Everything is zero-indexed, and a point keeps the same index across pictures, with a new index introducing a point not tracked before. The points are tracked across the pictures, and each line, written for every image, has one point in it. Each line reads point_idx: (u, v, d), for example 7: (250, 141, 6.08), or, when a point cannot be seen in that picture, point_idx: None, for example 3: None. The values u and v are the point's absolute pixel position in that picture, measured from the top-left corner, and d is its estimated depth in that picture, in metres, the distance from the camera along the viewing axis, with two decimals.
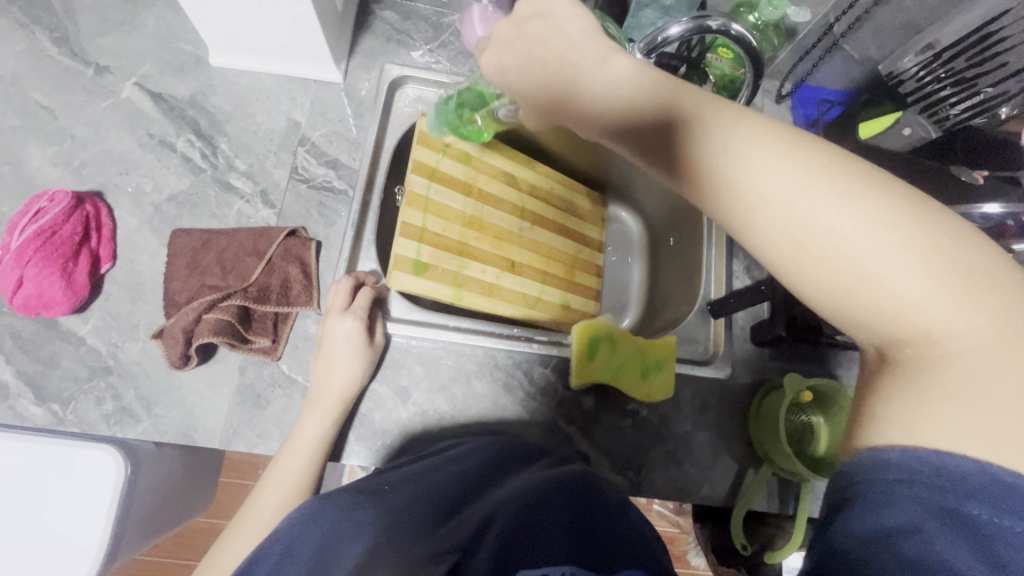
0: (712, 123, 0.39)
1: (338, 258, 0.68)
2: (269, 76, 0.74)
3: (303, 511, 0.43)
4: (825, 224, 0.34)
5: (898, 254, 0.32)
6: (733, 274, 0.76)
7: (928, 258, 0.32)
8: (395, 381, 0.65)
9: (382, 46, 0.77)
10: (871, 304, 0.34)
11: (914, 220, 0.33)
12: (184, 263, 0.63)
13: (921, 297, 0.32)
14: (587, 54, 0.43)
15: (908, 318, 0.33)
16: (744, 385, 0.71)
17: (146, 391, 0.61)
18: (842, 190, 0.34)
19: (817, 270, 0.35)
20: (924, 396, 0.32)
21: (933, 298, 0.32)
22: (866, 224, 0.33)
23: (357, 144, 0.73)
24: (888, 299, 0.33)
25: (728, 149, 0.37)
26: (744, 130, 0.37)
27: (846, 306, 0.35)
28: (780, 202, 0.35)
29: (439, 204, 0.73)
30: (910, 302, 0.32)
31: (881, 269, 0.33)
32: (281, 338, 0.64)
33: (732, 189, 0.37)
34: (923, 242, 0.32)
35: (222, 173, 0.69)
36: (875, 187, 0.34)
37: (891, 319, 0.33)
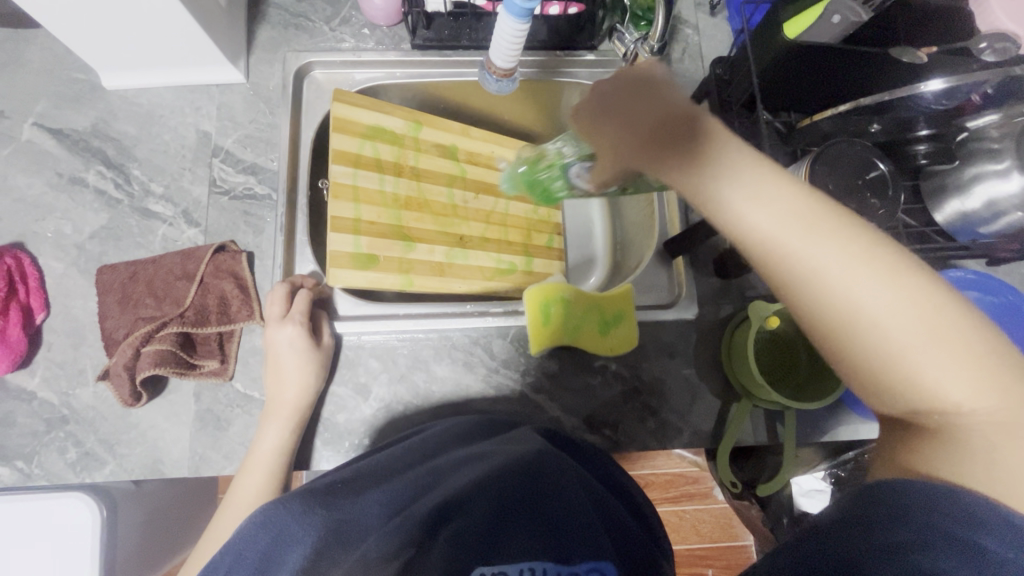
0: (777, 202, 0.36)
1: (273, 266, 0.65)
2: (169, 89, 0.70)
3: (254, 517, 0.41)
4: (872, 314, 0.34)
5: (937, 352, 0.34)
6: (689, 207, 0.72)
7: (961, 347, 0.34)
8: (354, 379, 0.64)
9: (281, 34, 0.73)
10: (904, 388, 0.35)
11: (959, 321, 0.34)
12: (114, 298, 0.62)
13: (955, 390, 0.34)
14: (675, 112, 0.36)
15: (935, 402, 0.34)
16: (715, 321, 0.68)
17: (105, 433, 0.61)
18: (891, 281, 0.34)
19: (858, 353, 0.35)
20: (958, 454, 0.34)
21: (961, 383, 0.34)
22: (916, 323, 0.34)
23: (273, 144, 0.69)
24: (922, 387, 0.34)
25: (793, 236, 0.35)
26: (806, 215, 0.35)
27: (879, 384, 0.36)
28: (840, 297, 0.35)
29: (369, 191, 0.70)
30: (943, 392, 0.34)
31: (920, 360, 0.34)
32: (230, 357, 0.63)
33: (781, 269, 0.36)
34: (962, 343, 0.34)
35: (140, 201, 0.67)
36: (929, 286, 0.34)
37: (923, 404, 0.35)
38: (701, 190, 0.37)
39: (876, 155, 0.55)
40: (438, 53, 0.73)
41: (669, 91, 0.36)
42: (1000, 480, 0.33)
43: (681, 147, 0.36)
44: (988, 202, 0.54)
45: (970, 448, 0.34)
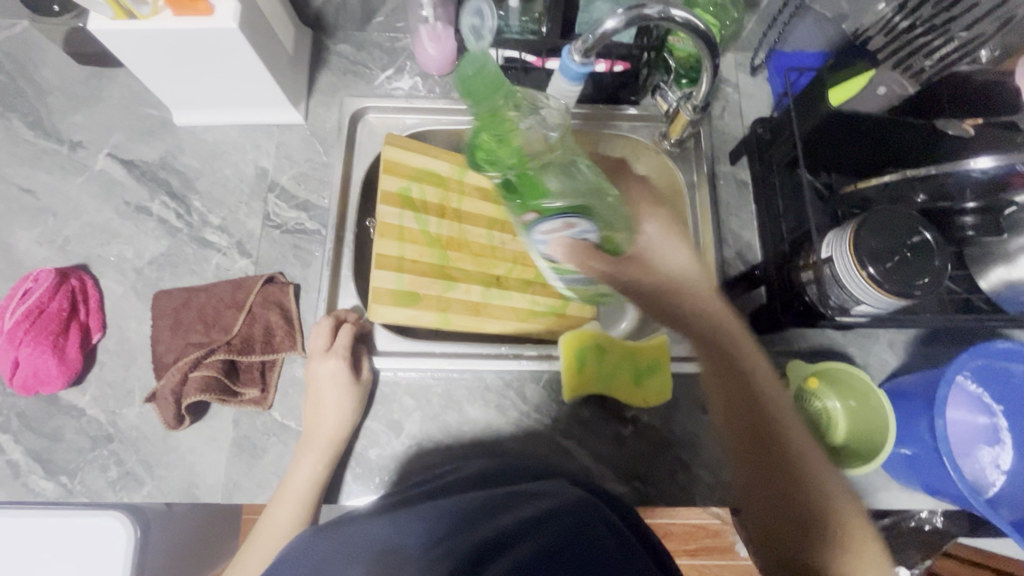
0: (749, 343, 0.64)
1: (317, 299, 0.68)
2: (233, 127, 0.75)
3: (303, 535, 0.43)
4: (772, 401, 0.61)
5: (813, 470, 0.57)
6: (725, 262, 0.72)
7: (844, 506, 0.55)
8: (389, 415, 0.65)
9: (340, 80, 0.77)
10: (790, 499, 0.56)
11: (840, 480, 0.57)
12: (167, 323, 0.64)
13: (823, 519, 0.54)
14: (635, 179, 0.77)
15: (801, 462, 0.58)
16: None
17: (146, 454, 0.62)
18: (781, 400, 0.61)
19: (761, 432, 0.60)
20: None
21: (830, 511, 0.55)
22: (807, 449, 0.58)
23: (325, 182, 0.73)
24: (809, 501, 0.56)
25: (746, 352, 0.64)
26: (770, 369, 0.63)
27: (771, 472, 0.58)
28: (764, 401, 0.61)
29: (414, 231, 0.73)
30: (820, 515, 0.54)
31: (801, 451, 0.58)
32: (270, 386, 0.64)
33: (726, 351, 0.64)
34: (837, 492, 0.56)
35: (198, 230, 0.70)
36: (824, 454, 0.59)
37: (804, 517, 0.55)
38: (648, 272, 0.69)
39: (920, 224, 0.53)
40: None
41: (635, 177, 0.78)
42: None
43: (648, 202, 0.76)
44: None
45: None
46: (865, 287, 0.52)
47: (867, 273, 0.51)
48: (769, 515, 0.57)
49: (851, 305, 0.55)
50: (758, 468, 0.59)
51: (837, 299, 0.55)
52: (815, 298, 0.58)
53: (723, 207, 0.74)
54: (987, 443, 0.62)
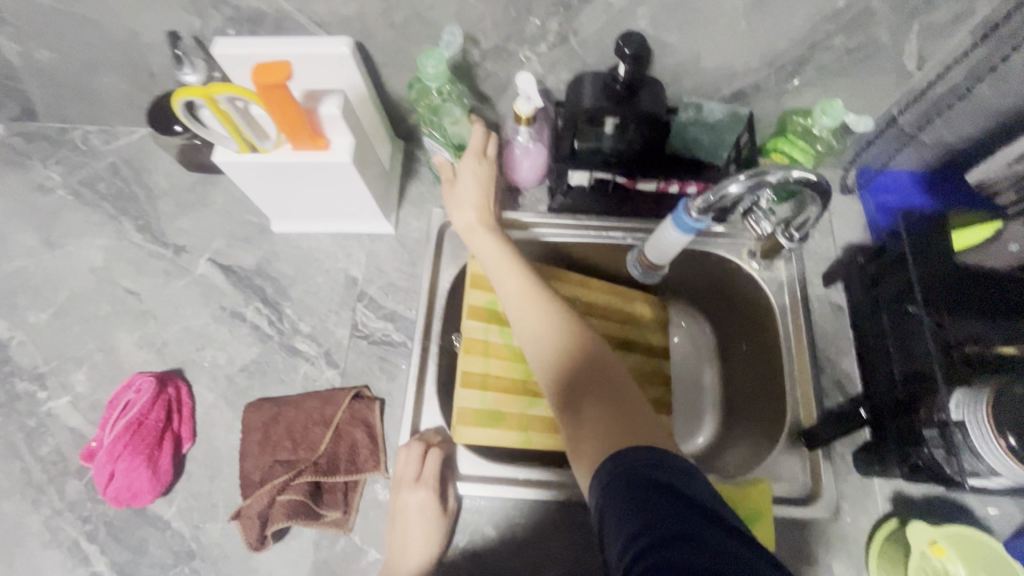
0: (518, 305, 0.58)
1: (402, 417, 0.67)
2: (325, 234, 0.77)
3: None
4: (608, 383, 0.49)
5: (620, 380, 0.50)
6: (822, 391, 0.68)
7: (616, 401, 0.47)
8: (471, 545, 0.63)
9: (429, 191, 0.79)
10: (593, 421, 0.46)
11: (612, 373, 0.50)
12: (256, 438, 0.65)
13: (632, 416, 0.46)
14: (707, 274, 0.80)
15: (643, 423, 0.46)
16: (856, 526, 0.62)
17: (226, 574, 0.61)
18: (611, 363, 0.51)
19: (555, 368, 0.53)
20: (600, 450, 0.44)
21: (627, 408, 0.46)
22: (590, 349, 0.53)
23: (412, 293, 0.74)
24: (615, 409, 0.47)
25: (522, 306, 0.58)
26: (538, 312, 0.56)
27: (581, 404, 0.49)
28: (541, 331, 0.55)
29: (497, 345, 0.72)
30: (628, 419, 0.45)
31: (619, 398, 0.48)
32: (352, 508, 0.63)
33: (517, 321, 0.57)
34: (617, 386, 0.49)
35: (288, 338, 0.72)
36: (596, 353, 0.52)
37: (622, 422, 0.45)
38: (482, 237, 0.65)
39: None
40: (570, 217, 0.77)
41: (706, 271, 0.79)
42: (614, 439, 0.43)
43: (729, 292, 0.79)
44: None
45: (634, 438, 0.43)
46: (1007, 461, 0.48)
47: (1008, 443, 0.47)
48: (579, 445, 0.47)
49: (988, 476, 0.50)
50: (567, 416, 0.49)
51: (969, 467, 0.51)
52: (941, 461, 0.53)
53: (818, 332, 0.71)
54: None
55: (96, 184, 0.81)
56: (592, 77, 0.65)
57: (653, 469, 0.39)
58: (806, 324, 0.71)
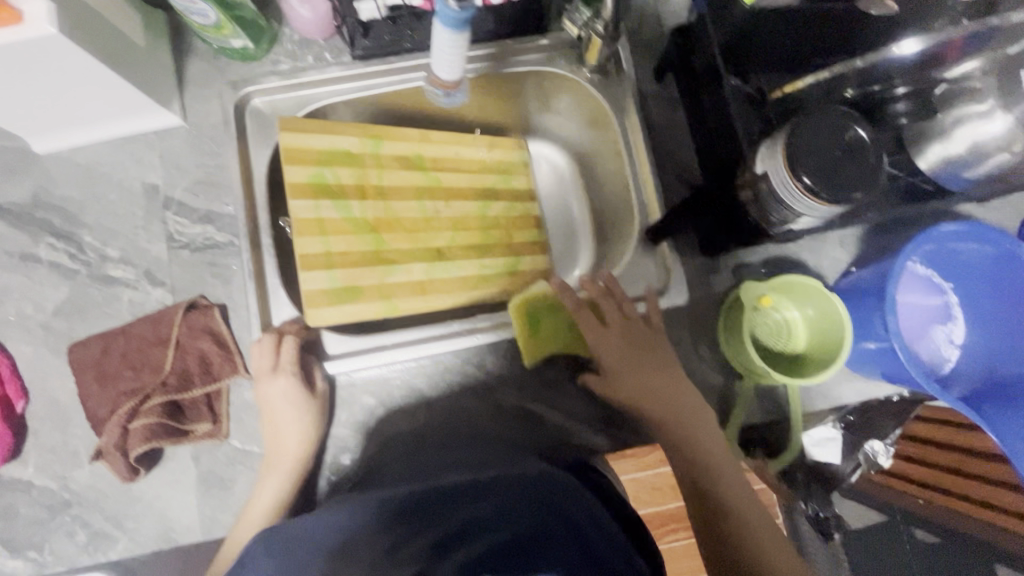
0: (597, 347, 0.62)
1: (249, 316, 0.63)
2: (105, 143, 0.66)
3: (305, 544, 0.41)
4: (677, 428, 0.60)
5: (651, 348, 0.62)
6: (666, 188, 0.68)
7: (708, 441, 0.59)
8: (355, 416, 0.63)
9: (213, 66, 0.68)
10: (698, 466, 0.58)
11: (641, 341, 0.63)
12: (92, 376, 0.60)
13: (677, 390, 0.61)
14: (560, 87, 0.74)
15: (739, 488, 0.58)
16: (706, 303, 0.67)
17: (111, 510, 0.60)
18: (690, 392, 0.61)
19: (648, 385, 0.61)
20: (711, 439, 0.59)
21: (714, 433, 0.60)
22: (647, 341, 0.63)
23: (225, 186, 0.66)
24: (688, 401, 0.60)
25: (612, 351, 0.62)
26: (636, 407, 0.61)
27: (681, 435, 0.59)
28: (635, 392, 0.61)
29: (335, 221, 0.67)
30: (693, 412, 0.60)
31: (736, 508, 0.56)
32: (221, 415, 0.61)
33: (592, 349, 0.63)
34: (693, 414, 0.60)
35: (98, 268, 0.64)
36: (638, 333, 0.63)
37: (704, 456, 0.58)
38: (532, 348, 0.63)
39: (853, 121, 0.50)
40: (382, 62, 0.68)
41: (558, 83, 0.73)
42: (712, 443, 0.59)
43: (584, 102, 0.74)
44: (972, 145, 0.55)
45: (712, 433, 0.59)
46: (804, 199, 0.50)
47: (802, 184, 0.49)
48: (706, 554, 0.58)
49: (794, 219, 0.54)
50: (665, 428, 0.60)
51: (778, 215, 0.54)
52: (759, 216, 0.57)
53: (656, 131, 0.69)
54: (941, 321, 0.62)
55: None
56: None
57: None
58: (643, 125, 0.69)
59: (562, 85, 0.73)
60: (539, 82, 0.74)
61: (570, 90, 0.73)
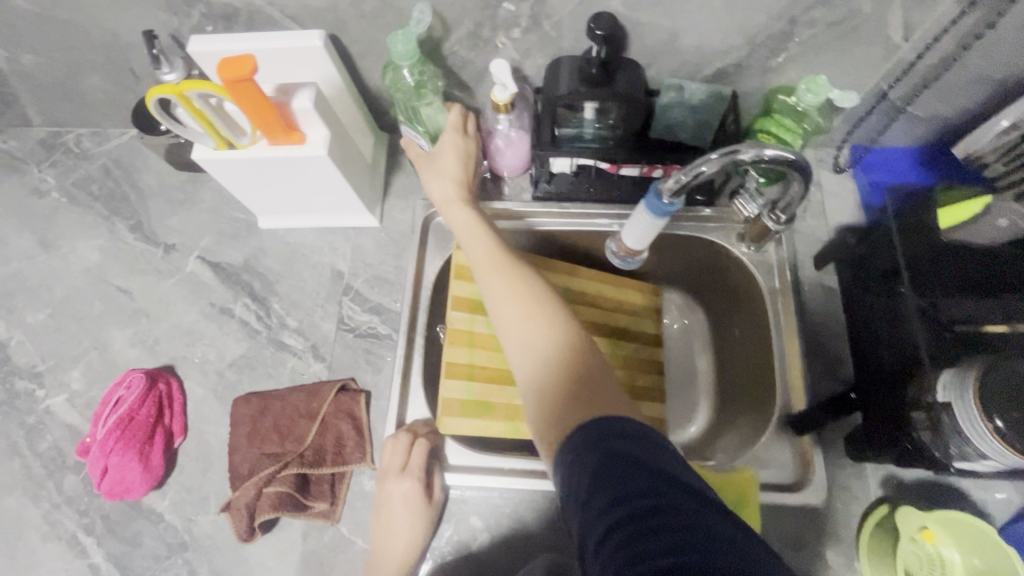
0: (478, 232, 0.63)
1: (388, 408, 0.67)
2: (312, 229, 0.77)
3: None
4: (524, 345, 0.51)
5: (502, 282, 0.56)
6: (813, 376, 0.67)
7: (526, 310, 0.53)
8: (458, 535, 0.63)
9: (414, 183, 0.79)
10: (529, 350, 0.50)
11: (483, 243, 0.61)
12: (244, 431, 0.66)
13: (506, 308, 0.54)
14: (709, 250, 0.76)
15: (558, 346, 0.49)
16: (847, 512, 0.61)
17: (218, 565, 0.63)
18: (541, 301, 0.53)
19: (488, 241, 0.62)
20: (530, 305, 0.53)
21: (520, 305, 0.53)
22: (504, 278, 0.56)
23: (398, 285, 0.74)
24: (509, 322, 0.53)
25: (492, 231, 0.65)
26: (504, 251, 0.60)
27: (516, 334, 0.52)
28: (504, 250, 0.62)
29: (483, 336, 0.72)
30: (503, 301, 0.54)
31: (541, 348, 0.50)
32: (339, 498, 0.64)
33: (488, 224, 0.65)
34: (524, 299, 0.53)
35: (275, 332, 0.72)
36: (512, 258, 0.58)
37: (526, 326, 0.52)
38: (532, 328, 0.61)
39: None
40: (557, 206, 0.76)
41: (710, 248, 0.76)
42: (528, 314, 0.52)
43: (735, 270, 0.75)
44: None
45: (543, 322, 0.51)
46: (990, 438, 0.47)
47: (996, 427, 0.47)
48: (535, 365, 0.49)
49: (975, 458, 0.49)
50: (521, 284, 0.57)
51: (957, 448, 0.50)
52: (927, 439, 0.52)
53: (810, 316, 0.69)
54: None
55: (88, 185, 0.82)
56: (570, 59, 0.64)
57: (663, 501, 0.35)
58: (797, 309, 0.69)
59: (715, 250, 0.76)
60: (691, 243, 0.76)
61: (723, 257, 0.75)
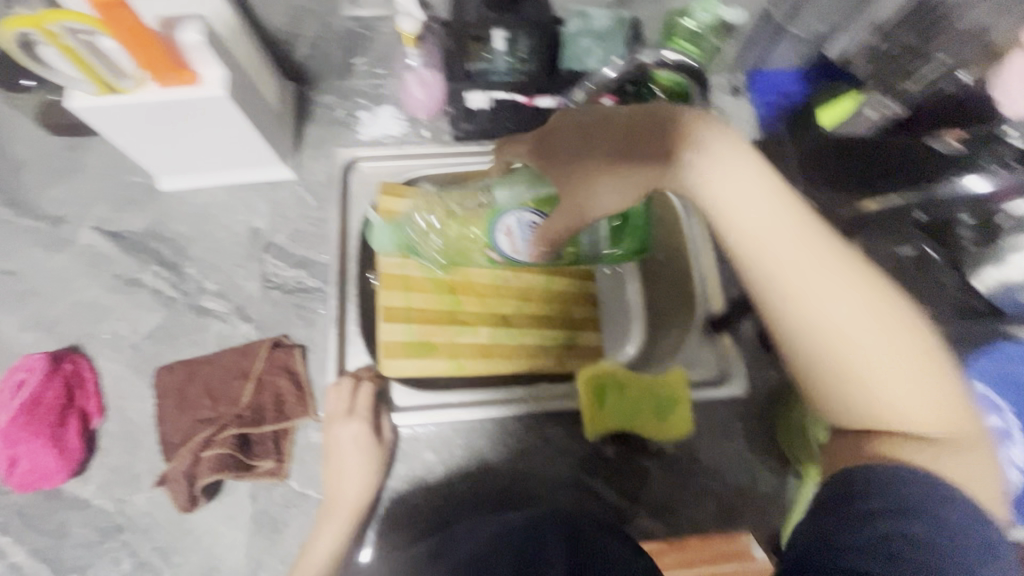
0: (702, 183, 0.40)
1: (326, 358, 0.66)
2: (222, 187, 0.73)
3: None
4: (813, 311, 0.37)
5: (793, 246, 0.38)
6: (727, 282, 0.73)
7: (873, 311, 0.37)
8: (412, 472, 0.63)
9: (327, 132, 0.76)
10: (837, 357, 0.37)
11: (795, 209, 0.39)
12: (171, 400, 0.62)
13: (847, 324, 0.37)
14: None
15: (869, 354, 0.37)
16: (763, 395, 0.68)
17: (161, 541, 0.59)
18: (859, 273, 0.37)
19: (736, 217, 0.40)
20: (823, 264, 0.37)
21: (832, 272, 0.37)
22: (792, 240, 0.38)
23: (323, 237, 0.71)
24: (832, 327, 0.37)
25: (719, 166, 0.39)
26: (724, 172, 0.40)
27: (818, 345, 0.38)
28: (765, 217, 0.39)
29: (417, 279, 0.72)
30: (844, 331, 0.37)
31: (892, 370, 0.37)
32: (286, 455, 0.62)
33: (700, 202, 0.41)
34: (880, 308, 0.37)
35: (194, 298, 0.68)
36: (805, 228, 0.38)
37: (843, 361, 0.37)
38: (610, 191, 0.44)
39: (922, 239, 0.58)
40: (478, 143, 0.76)
41: None
42: (790, 295, 0.38)
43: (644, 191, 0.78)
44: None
45: (865, 312, 0.37)
46: None
47: None
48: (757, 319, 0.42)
49: None
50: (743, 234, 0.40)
51: None
52: None
53: None
54: None
55: None
56: None
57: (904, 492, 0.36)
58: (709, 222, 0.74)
59: None
60: None
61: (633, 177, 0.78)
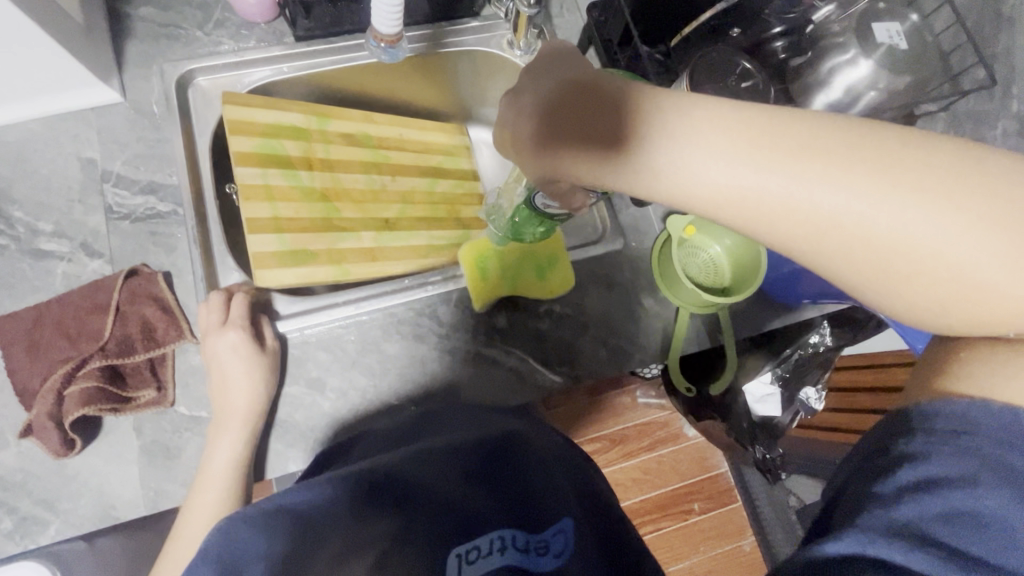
0: (683, 130, 0.38)
1: (194, 280, 0.62)
2: (37, 120, 0.65)
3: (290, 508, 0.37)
4: (849, 227, 0.34)
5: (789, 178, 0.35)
6: None
7: (878, 179, 0.33)
8: (307, 375, 0.62)
9: (152, 47, 0.69)
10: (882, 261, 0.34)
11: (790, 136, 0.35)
12: (22, 347, 0.58)
13: (860, 221, 0.33)
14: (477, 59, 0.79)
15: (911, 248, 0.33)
16: (639, 247, 0.71)
17: (42, 492, 0.56)
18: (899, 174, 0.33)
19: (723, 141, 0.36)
20: (825, 170, 0.34)
21: (842, 182, 0.33)
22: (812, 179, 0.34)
23: (167, 158, 0.66)
24: (864, 236, 0.33)
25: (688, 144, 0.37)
26: (695, 118, 0.38)
27: (840, 264, 0.35)
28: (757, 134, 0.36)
29: (281, 189, 0.69)
30: (879, 237, 0.33)
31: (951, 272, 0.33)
32: (166, 382, 0.59)
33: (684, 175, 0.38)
34: (904, 184, 0.32)
35: (28, 242, 0.62)
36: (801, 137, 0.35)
37: (894, 265, 0.33)
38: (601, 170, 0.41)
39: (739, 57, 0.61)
40: (325, 42, 0.72)
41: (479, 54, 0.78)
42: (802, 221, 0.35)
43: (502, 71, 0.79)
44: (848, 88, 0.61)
45: (902, 202, 0.33)
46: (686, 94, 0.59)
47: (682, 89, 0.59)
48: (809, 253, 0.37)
49: None
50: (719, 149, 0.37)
51: None
52: None
53: None
54: None
55: None
56: None
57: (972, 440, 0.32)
58: None
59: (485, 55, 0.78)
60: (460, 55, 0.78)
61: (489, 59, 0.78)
